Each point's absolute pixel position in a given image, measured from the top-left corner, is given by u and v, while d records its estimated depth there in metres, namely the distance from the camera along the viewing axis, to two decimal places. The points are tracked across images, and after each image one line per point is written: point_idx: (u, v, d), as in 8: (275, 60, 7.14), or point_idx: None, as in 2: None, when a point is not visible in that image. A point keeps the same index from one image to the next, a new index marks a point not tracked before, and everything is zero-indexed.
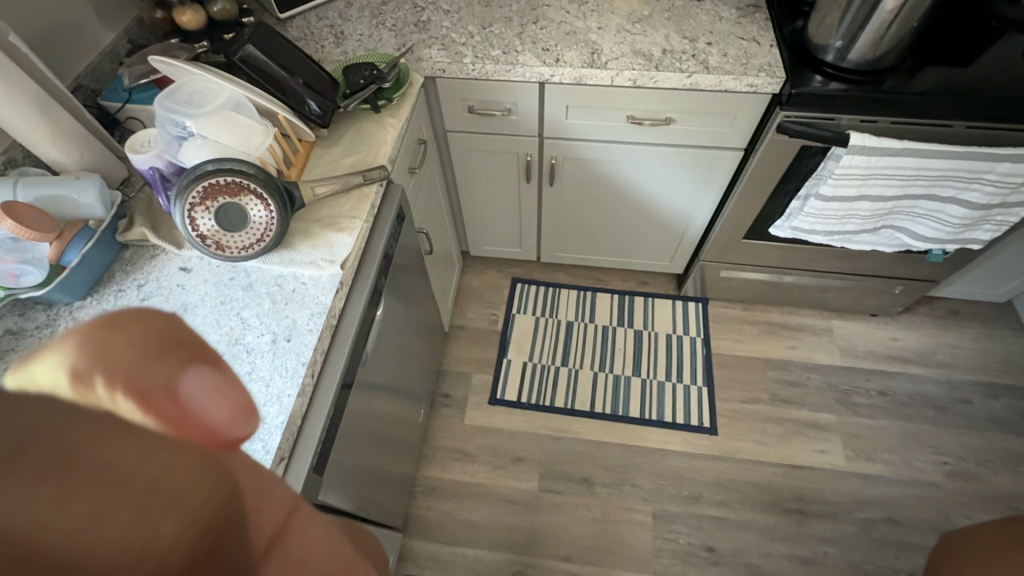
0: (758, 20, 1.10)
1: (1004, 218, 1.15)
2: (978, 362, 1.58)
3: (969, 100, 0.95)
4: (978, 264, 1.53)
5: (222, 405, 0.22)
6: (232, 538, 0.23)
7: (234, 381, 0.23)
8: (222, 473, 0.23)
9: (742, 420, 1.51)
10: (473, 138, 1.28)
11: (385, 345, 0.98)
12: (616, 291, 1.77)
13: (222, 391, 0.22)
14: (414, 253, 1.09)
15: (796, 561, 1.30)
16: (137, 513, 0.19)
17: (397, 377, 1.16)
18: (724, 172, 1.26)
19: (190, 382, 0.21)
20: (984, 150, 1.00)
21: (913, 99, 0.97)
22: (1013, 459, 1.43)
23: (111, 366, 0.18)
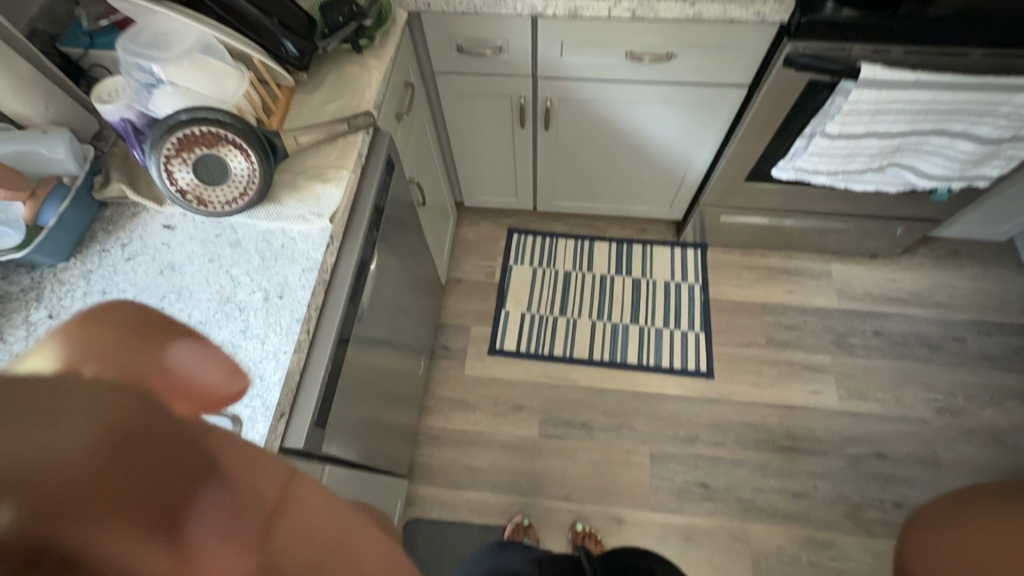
0: None
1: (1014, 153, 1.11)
2: (974, 302, 1.59)
3: (989, 26, 0.89)
4: (983, 203, 1.51)
5: (194, 366, 0.36)
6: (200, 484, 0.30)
7: (209, 357, 0.38)
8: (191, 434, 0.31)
9: (738, 364, 1.53)
10: (463, 81, 1.21)
11: (381, 299, 0.97)
12: (614, 239, 1.74)
13: (197, 361, 0.36)
14: (406, 205, 1.06)
15: (786, 494, 1.36)
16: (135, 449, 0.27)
17: (396, 331, 1.16)
18: (726, 111, 1.21)
19: (168, 354, 0.35)
20: (1000, 81, 0.95)
21: (930, 26, 0.90)
22: (1001, 394, 1.46)
23: (96, 350, 0.31)
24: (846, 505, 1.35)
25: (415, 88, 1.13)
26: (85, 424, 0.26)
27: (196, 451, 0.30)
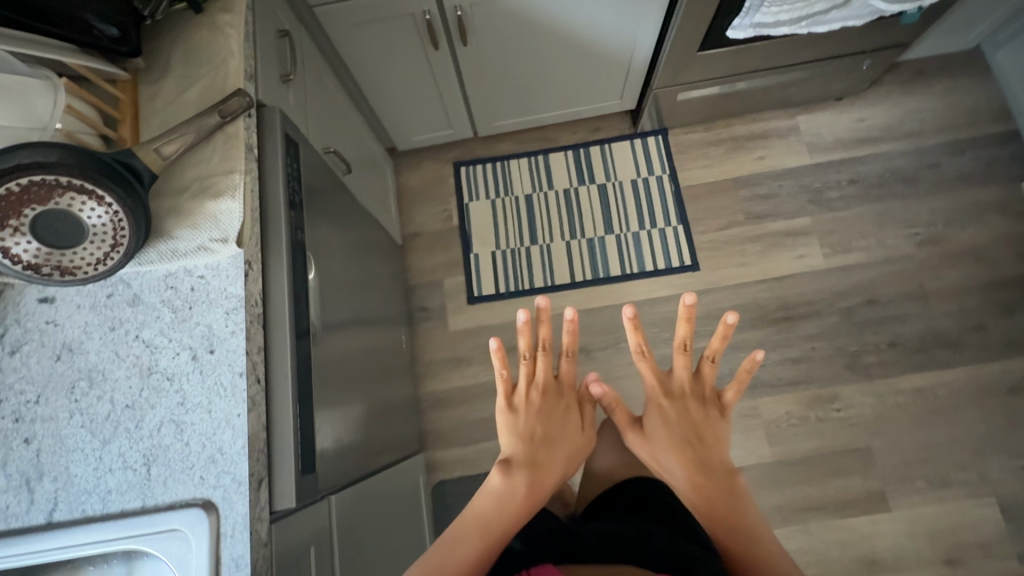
0: None
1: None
2: (945, 122, 1.51)
3: None
4: (948, 15, 1.38)
5: (570, 408, 0.82)
6: (552, 424, 0.79)
7: (568, 399, 0.83)
8: (562, 410, 0.81)
9: (722, 249, 1.48)
10: (350, 10, 0.98)
11: (337, 297, 0.85)
12: (569, 146, 1.59)
13: (570, 410, 0.82)
14: (330, 181, 0.90)
15: (787, 363, 1.39)
16: (579, 425, 0.82)
17: (366, 319, 1.07)
18: None
19: (652, 424, 0.77)
20: None
21: None
22: (978, 212, 1.45)
23: (694, 378, 0.80)
24: (844, 357, 1.38)
25: (294, 33, 0.90)
26: (695, 397, 0.79)
27: (563, 408, 0.82)
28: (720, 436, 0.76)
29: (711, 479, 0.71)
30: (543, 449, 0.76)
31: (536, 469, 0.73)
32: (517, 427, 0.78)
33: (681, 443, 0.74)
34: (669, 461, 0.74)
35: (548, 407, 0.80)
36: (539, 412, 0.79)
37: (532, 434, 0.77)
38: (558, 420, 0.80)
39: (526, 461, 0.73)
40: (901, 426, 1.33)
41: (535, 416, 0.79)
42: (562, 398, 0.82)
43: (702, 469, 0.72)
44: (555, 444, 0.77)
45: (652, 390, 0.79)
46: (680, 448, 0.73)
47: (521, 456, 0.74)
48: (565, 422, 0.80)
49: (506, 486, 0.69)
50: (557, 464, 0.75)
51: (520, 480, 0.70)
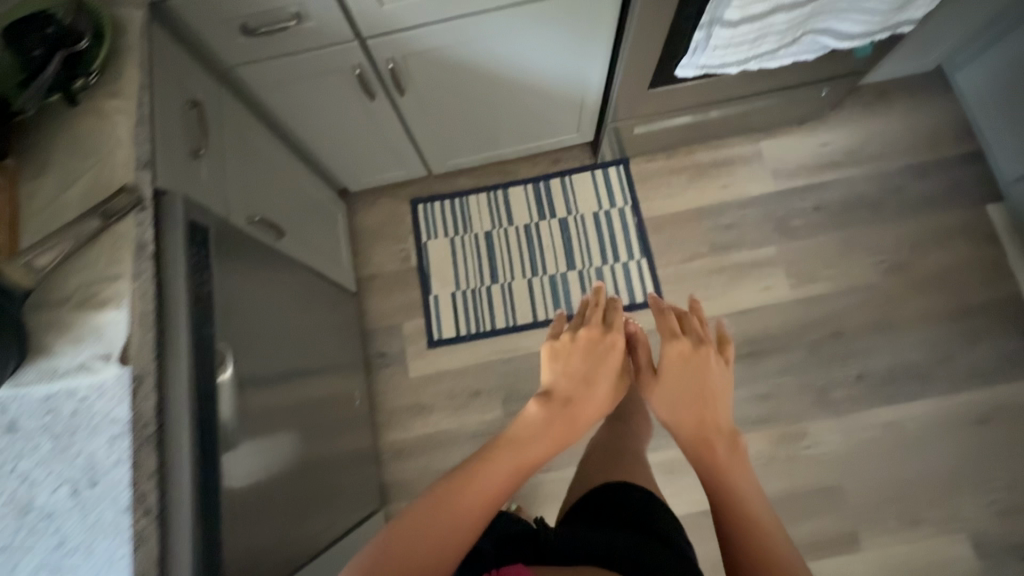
0: None
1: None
2: (908, 144, 1.49)
3: None
4: (906, 39, 1.35)
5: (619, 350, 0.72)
6: (600, 365, 0.70)
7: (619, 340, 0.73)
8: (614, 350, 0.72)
9: (686, 282, 1.45)
10: (275, 68, 0.93)
11: (269, 378, 0.79)
12: (528, 180, 1.55)
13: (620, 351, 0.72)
14: (259, 252, 0.85)
15: (755, 399, 1.36)
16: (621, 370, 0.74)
17: (313, 385, 1.02)
18: (609, 13, 0.96)
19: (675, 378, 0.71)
20: None
21: None
22: (943, 236, 1.43)
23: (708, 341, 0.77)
24: (813, 392, 1.35)
25: (209, 99, 0.85)
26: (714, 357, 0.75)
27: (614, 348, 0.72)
28: (728, 400, 0.72)
29: (711, 450, 0.69)
30: (586, 383, 0.69)
31: (572, 409, 0.66)
32: (558, 360, 0.70)
33: (690, 403, 0.70)
34: (673, 418, 0.71)
35: (594, 347, 0.71)
36: (584, 352, 0.70)
37: (573, 374, 0.69)
38: (608, 361, 0.71)
39: (565, 401, 0.66)
40: (871, 461, 1.31)
41: (579, 356, 0.70)
42: (611, 340, 0.72)
43: (703, 438, 0.69)
44: (596, 387, 0.69)
45: (664, 330, 0.73)
46: (700, 407, 0.69)
47: (559, 395, 0.67)
48: (609, 363, 0.71)
49: (540, 425, 0.64)
50: (596, 406, 0.68)
51: (555, 420, 0.65)
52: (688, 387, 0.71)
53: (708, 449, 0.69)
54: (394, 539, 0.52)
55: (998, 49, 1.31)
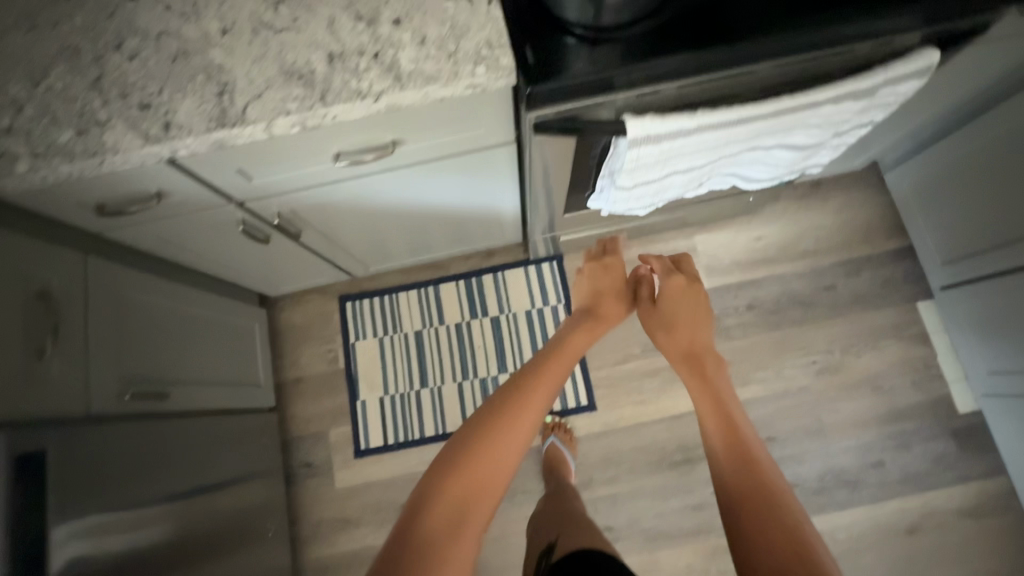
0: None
1: (849, 140, 0.89)
2: (842, 239, 1.47)
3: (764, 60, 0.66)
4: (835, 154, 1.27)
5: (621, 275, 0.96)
6: (610, 287, 0.94)
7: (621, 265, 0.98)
8: (619, 274, 0.96)
9: (619, 385, 1.42)
10: (149, 230, 0.88)
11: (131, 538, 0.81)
12: (460, 276, 1.50)
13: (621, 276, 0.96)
14: (112, 448, 0.80)
15: (687, 510, 1.34)
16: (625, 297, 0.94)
17: (209, 540, 0.99)
18: (507, 163, 0.92)
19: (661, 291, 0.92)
20: (798, 102, 0.70)
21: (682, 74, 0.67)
22: (875, 336, 1.42)
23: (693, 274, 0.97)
24: None
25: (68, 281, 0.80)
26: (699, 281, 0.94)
27: (619, 275, 0.96)
28: (711, 334, 0.89)
29: (696, 361, 0.82)
30: (597, 298, 0.93)
31: (593, 312, 0.89)
32: (580, 280, 0.99)
33: (674, 332, 0.87)
34: (663, 339, 0.87)
35: (605, 271, 0.97)
36: (597, 274, 0.96)
37: (592, 291, 0.95)
38: (613, 280, 0.95)
39: (587, 308, 0.91)
40: None
41: (596, 277, 0.97)
42: (617, 269, 0.97)
43: (689, 356, 0.83)
44: (608, 297, 0.93)
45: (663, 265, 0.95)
46: (680, 320, 0.88)
47: (584, 303, 0.93)
48: (615, 285, 0.95)
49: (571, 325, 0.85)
50: (610, 314, 0.91)
51: (580, 318, 0.88)
52: (673, 316, 0.88)
53: (693, 358, 0.82)
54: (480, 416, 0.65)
55: (916, 160, 1.30)
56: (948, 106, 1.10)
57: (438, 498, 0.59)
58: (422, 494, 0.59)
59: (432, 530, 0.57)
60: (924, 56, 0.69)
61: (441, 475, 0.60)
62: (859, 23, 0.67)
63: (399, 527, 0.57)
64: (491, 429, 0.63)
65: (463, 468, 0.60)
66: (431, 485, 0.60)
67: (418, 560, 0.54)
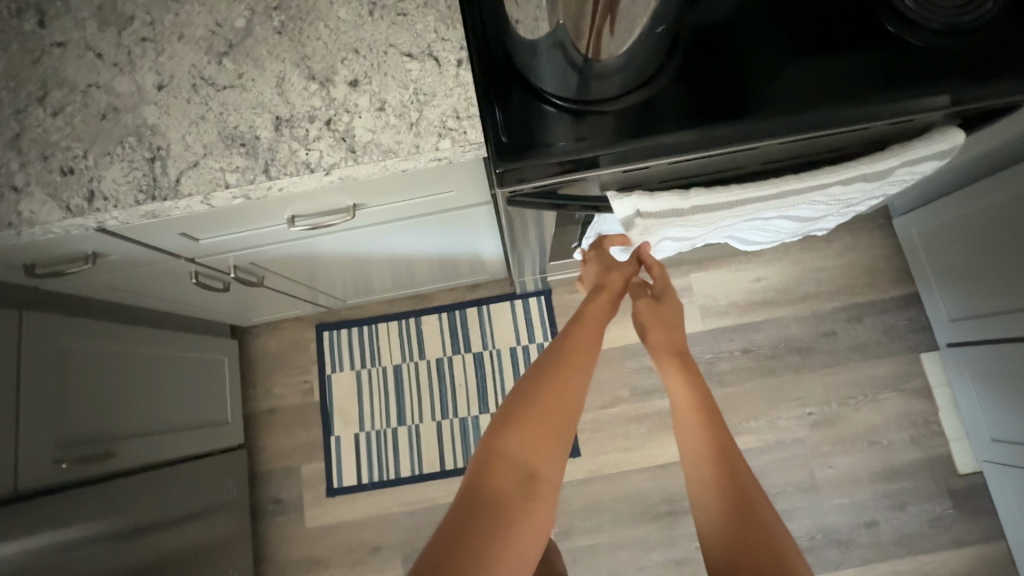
0: (456, 38, 0.61)
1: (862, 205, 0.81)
2: (844, 283, 1.40)
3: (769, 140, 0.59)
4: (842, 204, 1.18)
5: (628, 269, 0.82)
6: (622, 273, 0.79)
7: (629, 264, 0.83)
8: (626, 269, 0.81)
9: (604, 430, 1.35)
10: (92, 281, 0.81)
11: None
12: (443, 308, 1.43)
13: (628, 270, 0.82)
14: (45, 523, 0.79)
15: (670, 565, 1.29)
16: None
17: None
18: (485, 218, 0.85)
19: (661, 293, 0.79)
20: (802, 184, 0.63)
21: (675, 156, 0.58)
22: (874, 389, 1.35)
23: None
24: None
25: None
26: None
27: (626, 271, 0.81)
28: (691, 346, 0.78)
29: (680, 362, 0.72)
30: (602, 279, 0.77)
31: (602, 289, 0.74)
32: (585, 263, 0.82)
33: (674, 332, 0.69)
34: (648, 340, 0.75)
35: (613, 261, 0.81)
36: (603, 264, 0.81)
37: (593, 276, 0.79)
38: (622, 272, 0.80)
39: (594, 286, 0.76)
40: None
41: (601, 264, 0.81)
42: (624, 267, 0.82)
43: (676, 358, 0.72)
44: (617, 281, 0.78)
45: None
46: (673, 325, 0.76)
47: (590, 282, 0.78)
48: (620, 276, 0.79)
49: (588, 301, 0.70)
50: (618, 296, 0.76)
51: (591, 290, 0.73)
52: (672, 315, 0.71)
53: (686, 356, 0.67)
54: (535, 370, 0.56)
55: (926, 210, 1.22)
56: (966, 161, 1.02)
57: (498, 459, 0.49)
58: (492, 446, 0.49)
59: (496, 497, 0.47)
60: (946, 137, 0.61)
61: (509, 429, 0.50)
62: (873, 100, 0.59)
63: (466, 489, 0.47)
64: (563, 381, 0.54)
65: (542, 411, 0.51)
66: (499, 439, 0.50)
67: (485, 522, 0.45)
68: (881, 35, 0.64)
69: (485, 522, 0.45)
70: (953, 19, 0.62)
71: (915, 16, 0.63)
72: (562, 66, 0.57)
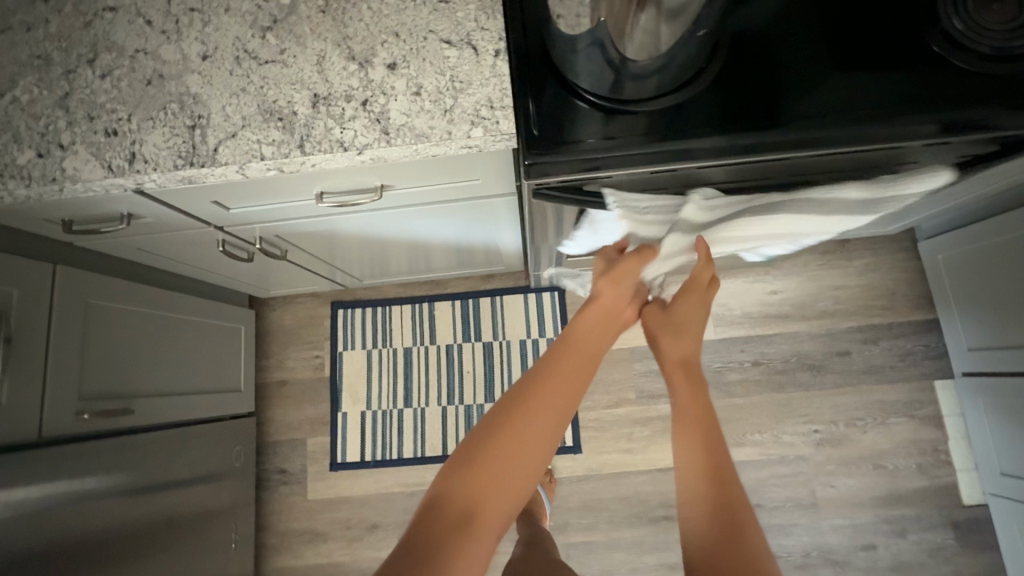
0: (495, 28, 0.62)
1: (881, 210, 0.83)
2: (861, 303, 1.38)
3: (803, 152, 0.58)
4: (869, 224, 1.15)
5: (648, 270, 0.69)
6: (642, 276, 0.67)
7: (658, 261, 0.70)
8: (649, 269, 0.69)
9: (607, 430, 1.36)
10: (124, 242, 0.84)
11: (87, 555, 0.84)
12: (457, 295, 1.44)
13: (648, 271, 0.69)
14: (62, 475, 0.82)
15: (662, 569, 1.30)
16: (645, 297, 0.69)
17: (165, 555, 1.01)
18: (508, 209, 0.85)
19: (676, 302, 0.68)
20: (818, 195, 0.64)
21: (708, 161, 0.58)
22: (883, 412, 1.34)
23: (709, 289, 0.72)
24: None
25: (20, 293, 0.76)
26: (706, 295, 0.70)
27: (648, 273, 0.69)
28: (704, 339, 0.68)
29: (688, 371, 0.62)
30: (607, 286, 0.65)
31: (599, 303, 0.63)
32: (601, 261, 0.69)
33: (682, 337, 0.65)
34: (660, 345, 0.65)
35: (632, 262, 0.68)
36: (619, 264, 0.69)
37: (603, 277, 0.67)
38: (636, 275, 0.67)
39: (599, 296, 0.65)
40: None
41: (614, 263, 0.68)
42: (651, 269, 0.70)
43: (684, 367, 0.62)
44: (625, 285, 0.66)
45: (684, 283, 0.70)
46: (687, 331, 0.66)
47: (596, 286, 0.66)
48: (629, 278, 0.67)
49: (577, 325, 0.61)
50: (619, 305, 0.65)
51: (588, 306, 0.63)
52: (685, 320, 0.67)
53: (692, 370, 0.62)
54: (509, 396, 0.52)
55: (952, 236, 1.21)
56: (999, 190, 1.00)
57: (446, 499, 0.46)
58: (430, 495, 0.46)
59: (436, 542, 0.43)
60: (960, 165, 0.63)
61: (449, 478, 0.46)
62: (910, 116, 0.59)
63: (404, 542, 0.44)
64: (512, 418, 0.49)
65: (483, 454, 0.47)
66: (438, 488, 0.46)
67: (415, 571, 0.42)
68: (926, 55, 0.63)
69: (431, 556, 0.42)
70: (1003, 41, 0.61)
71: (961, 38, 0.62)
72: (600, 64, 0.57)
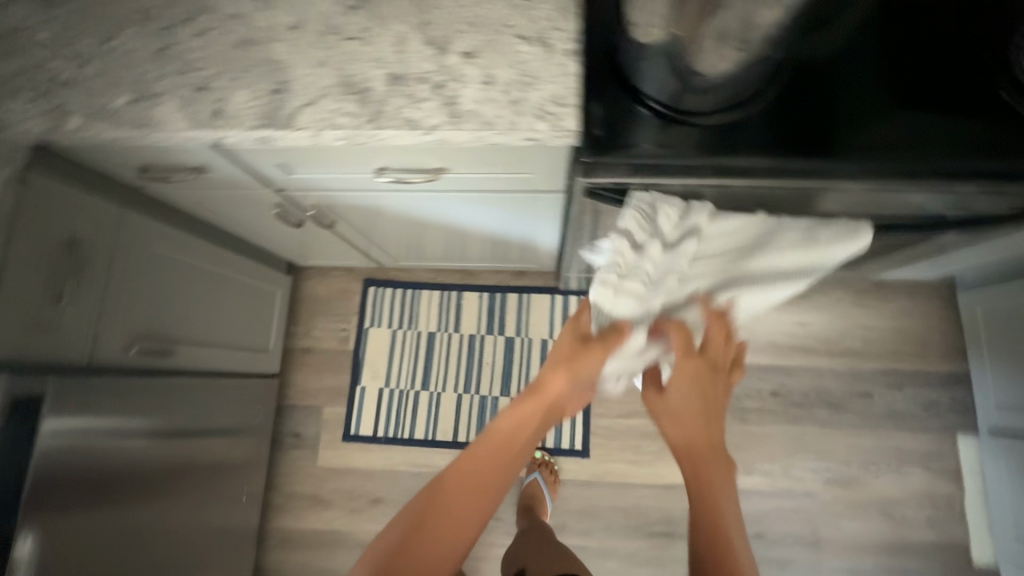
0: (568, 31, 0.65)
1: (919, 251, 0.84)
2: (890, 347, 1.36)
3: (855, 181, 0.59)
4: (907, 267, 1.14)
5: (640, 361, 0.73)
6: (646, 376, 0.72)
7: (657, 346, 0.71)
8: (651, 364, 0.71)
9: (617, 439, 1.37)
10: (187, 194, 0.89)
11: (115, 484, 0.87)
12: (485, 287, 1.47)
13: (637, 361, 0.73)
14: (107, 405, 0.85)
15: None
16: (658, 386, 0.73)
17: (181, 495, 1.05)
18: (553, 207, 0.88)
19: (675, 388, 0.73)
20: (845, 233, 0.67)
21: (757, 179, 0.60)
22: (899, 460, 1.32)
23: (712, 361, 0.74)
24: None
25: (88, 234, 0.79)
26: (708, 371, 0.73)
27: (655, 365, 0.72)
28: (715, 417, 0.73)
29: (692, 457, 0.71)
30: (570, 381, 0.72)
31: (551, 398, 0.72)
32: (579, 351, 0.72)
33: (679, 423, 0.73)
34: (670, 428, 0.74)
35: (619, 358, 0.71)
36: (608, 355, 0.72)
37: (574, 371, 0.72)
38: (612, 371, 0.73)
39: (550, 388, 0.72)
40: None
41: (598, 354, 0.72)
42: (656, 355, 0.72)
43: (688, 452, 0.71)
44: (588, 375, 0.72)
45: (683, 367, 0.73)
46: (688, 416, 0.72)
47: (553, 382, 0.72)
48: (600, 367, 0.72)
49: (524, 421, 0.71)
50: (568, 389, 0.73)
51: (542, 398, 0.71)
52: (685, 405, 0.73)
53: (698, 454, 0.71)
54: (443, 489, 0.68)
55: (992, 290, 1.19)
56: None
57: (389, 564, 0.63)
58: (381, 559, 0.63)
59: None
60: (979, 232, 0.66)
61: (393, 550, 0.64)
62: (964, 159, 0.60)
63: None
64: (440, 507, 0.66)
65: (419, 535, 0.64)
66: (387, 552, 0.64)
67: None
68: (993, 102, 0.63)
69: None
70: None
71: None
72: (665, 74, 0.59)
